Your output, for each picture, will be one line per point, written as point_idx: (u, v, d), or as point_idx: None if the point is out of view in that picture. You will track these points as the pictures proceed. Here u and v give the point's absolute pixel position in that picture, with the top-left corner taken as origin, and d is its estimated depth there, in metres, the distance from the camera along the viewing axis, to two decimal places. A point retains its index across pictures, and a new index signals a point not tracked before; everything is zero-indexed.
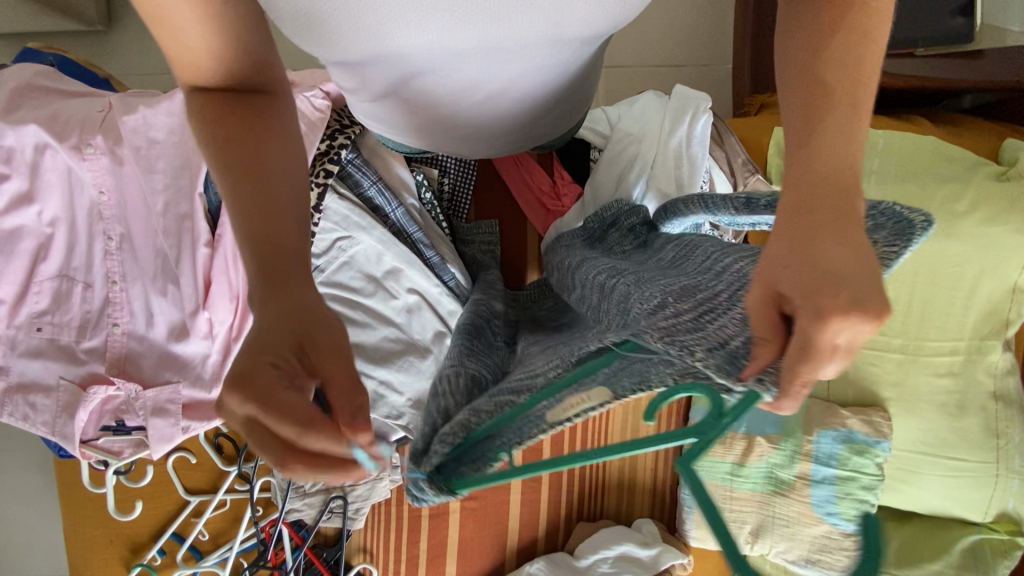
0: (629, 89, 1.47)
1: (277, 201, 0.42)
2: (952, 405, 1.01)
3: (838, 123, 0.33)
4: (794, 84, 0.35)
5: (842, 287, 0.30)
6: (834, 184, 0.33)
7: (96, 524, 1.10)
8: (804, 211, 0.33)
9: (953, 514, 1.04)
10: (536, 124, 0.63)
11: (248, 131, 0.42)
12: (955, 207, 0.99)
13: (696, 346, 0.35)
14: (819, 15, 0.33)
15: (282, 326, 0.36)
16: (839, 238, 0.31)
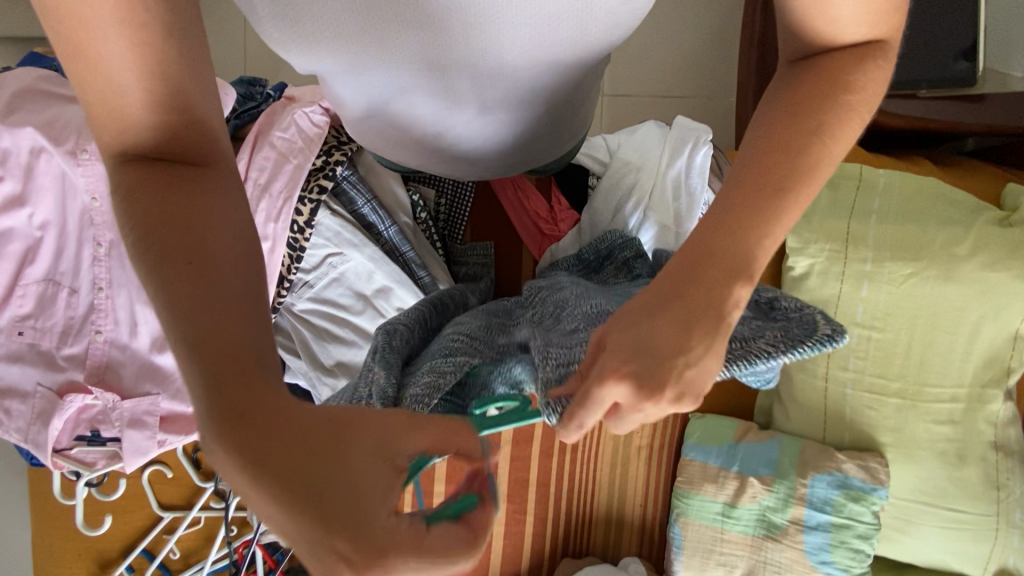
0: (631, 119, 1.47)
1: (214, 276, 0.33)
2: (952, 453, 0.98)
3: (757, 222, 0.37)
4: (748, 153, 0.38)
5: (638, 357, 0.34)
6: (723, 265, 0.36)
7: (65, 536, 1.06)
8: (677, 280, 0.36)
9: (950, 567, 1.01)
10: (518, 155, 0.63)
11: (172, 208, 0.34)
12: (955, 250, 0.97)
13: (548, 361, 0.40)
14: (790, 99, 0.39)
15: (301, 449, 0.29)
16: (672, 322, 0.34)
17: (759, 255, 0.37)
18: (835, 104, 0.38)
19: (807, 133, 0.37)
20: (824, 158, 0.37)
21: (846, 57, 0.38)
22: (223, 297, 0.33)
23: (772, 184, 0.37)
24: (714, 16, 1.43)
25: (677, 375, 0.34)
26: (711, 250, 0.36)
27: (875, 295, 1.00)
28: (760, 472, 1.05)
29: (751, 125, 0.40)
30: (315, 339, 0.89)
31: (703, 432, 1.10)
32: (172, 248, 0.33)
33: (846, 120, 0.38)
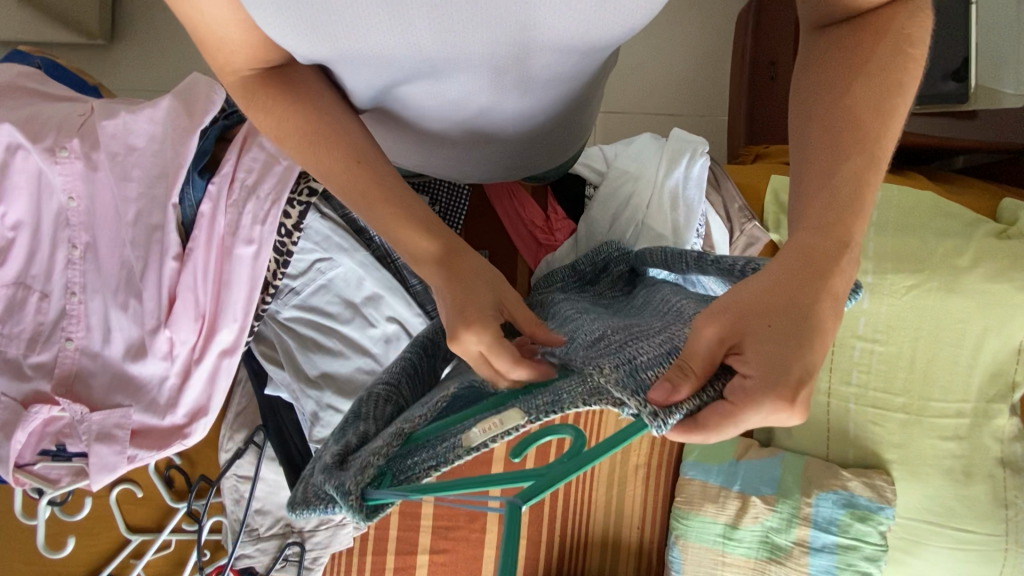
0: (624, 134, 1.47)
1: (387, 176, 0.46)
2: (959, 471, 0.96)
3: (864, 192, 0.41)
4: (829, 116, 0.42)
5: (792, 366, 0.38)
6: (834, 254, 0.40)
7: (25, 560, 0.99)
8: (799, 274, 0.40)
9: None
10: (532, 147, 0.61)
11: (323, 133, 0.46)
12: (956, 262, 0.97)
13: (605, 362, 0.37)
14: (846, 58, 0.42)
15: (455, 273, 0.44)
16: (811, 329, 0.39)
17: (857, 230, 0.41)
18: (899, 56, 0.42)
19: (888, 93, 0.41)
20: (897, 114, 0.42)
21: (898, 16, 0.42)
22: (375, 193, 0.45)
23: (857, 136, 0.41)
24: (705, 36, 1.46)
25: (809, 379, 0.38)
26: (821, 240, 0.41)
27: (877, 307, 0.99)
28: (762, 491, 1.01)
29: (817, 86, 0.44)
30: (300, 350, 0.86)
31: (702, 450, 1.07)
32: (321, 155, 0.46)
33: (909, 74, 0.42)
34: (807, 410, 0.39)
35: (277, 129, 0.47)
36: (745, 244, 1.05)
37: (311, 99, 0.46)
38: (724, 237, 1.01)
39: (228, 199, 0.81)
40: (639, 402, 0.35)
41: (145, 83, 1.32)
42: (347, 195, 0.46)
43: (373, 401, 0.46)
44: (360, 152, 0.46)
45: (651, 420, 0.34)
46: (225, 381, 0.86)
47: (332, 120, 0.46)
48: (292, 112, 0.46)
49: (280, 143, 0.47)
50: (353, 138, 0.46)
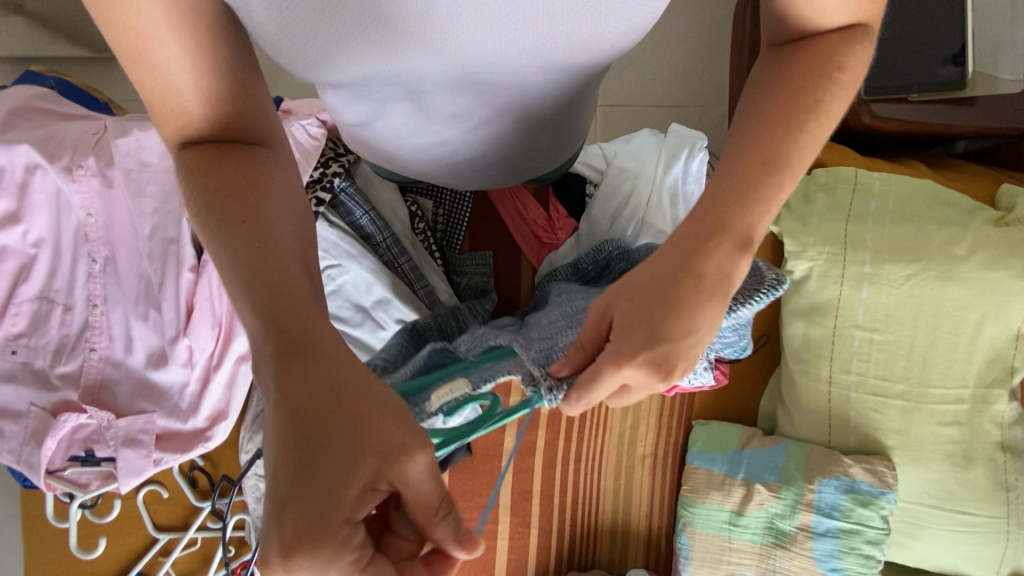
0: (623, 129, 1.48)
1: (275, 243, 0.39)
2: (959, 455, 0.97)
3: (761, 195, 0.41)
4: (755, 126, 0.42)
5: (649, 333, 0.40)
6: (717, 243, 0.40)
7: (60, 560, 1.04)
8: (682, 252, 0.41)
9: (962, 571, 1.00)
10: (509, 154, 0.62)
11: (259, 195, 0.39)
12: (954, 250, 0.98)
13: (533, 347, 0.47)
14: (782, 75, 0.42)
15: (312, 405, 0.34)
16: (680, 305, 0.40)
17: (761, 225, 0.42)
18: (825, 79, 0.41)
19: (805, 113, 0.41)
20: (811, 132, 0.41)
21: (839, 37, 0.41)
22: (283, 282, 0.38)
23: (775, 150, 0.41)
24: (703, 27, 1.45)
25: (685, 353, 0.41)
26: (702, 228, 0.41)
27: (876, 297, 1.00)
28: (767, 479, 1.03)
29: (752, 99, 0.43)
30: None
31: (708, 439, 1.09)
32: (228, 217, 0.38)
33: (835, 95, 0.42)
34: (665, 378, 0.41)
35: (206, 183, 0.39)
36: None
37: (256, 158, 0.41)
38: None
39: None
40: (541, 372, 0.44)
41: None
42: (242, 275, 0.37)
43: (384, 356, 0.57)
44: (287, 231, 0.40)
45: (546, 392, 0.43)
46: (242, 388, 0.89)
47: (261, 188, 0.40)
48: (228, 164, 0.40)
49: (215, 199, 0.39)
50: (281, 216, 0.40)
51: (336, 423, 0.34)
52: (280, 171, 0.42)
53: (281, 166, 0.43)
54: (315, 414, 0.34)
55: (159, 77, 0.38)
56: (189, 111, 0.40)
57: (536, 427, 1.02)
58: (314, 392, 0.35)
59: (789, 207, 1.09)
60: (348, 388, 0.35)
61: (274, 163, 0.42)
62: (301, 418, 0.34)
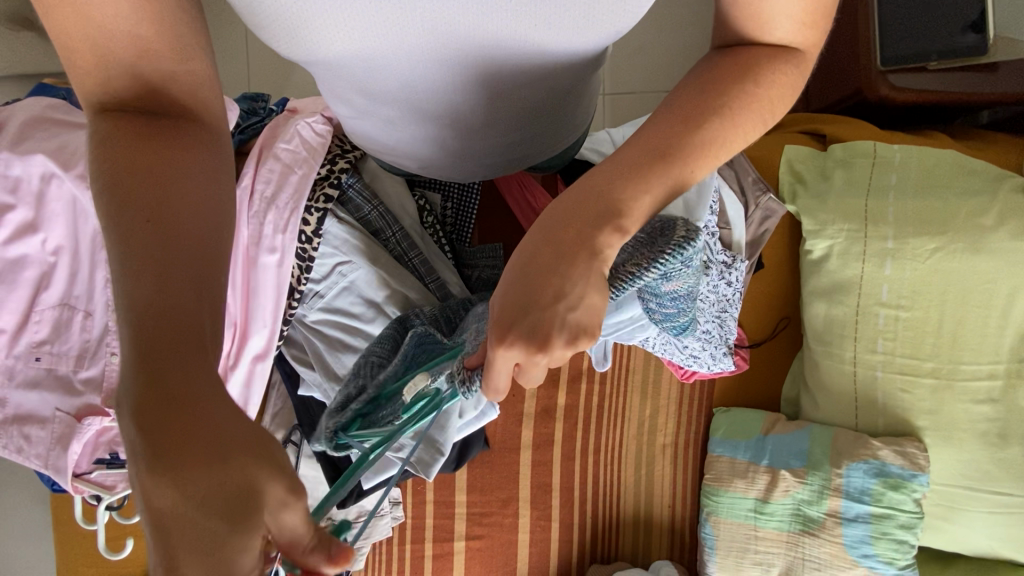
0: (633, 116, 1.46)
1: (174, 254, 0.37)
2: (994, 434, 0.93)
3: (644, 178, 0.39)
4: (664, 118, 0.41)
5: (526, 315, 0.36)
6: (601, 218, 0.38)
7: (91, 563, 1.06)
8: (560, 220, 0.39)
9: (1001, 554, 0.96)
10: (448, 153, 0.59)
11: (177, 200, 0.38)
12: (981, 221, 0.94)
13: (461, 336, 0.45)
14: (705, 75, 0.42)
15: (181, 445, 0.31)
16: (557, 278, 0.37)
17: (636, 205, 0.39)
18: (741, 87, 0.41)
19: (711, 114, 0.41)
20: (711, 132, 0.40)
21: (754, 51, 0.42)
22: (181, 305, 0.36)
23: (679, 139, 0.40)
24: (710, 8, 1.42)
25: (559, 321, 0.36)
26: (591, 199, 0.39)
27: (900, 273, 0.97)
28: (792, 465, 1.01)
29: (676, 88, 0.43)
30: (328, 351, 0.89)
31: (729, 427, 1.07)
32: (140, 207, 0.37)
33: (738, 104, 0.41)
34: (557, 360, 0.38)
35: (123, 163, 0.38)
36: (761, 218, 1.04)
37: (192, 159, 0.40)
38: (740, 211, 0.99)
39: (250, 210, 0.84)
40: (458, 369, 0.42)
41: None
42: (138, 273, 0.36)
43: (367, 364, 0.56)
44: (204, 248, 0.39)
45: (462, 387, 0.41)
46: (259, 387, 0.88)
47: (191, 191, 0.39)
48: (151, 153, 0.39)
49: (129, 177, 0.38)
50: (196, 227, 0.38)
51: (217, 461, 0.31)
52: (207, 172, 0.41)
53: (210, 167, 0.41)
54: (192, 446, 0.31)
55: (86, 15, 0.37)
56: (108, 54, 0.39)
57: (553, 419, 1.02)
58: (191, 423, 0.32)
59: (805, 184, 1.06)
60: (238, 429, 0.32)
61: (202, 163, 0.41)
62: (168, 446, 0.31)
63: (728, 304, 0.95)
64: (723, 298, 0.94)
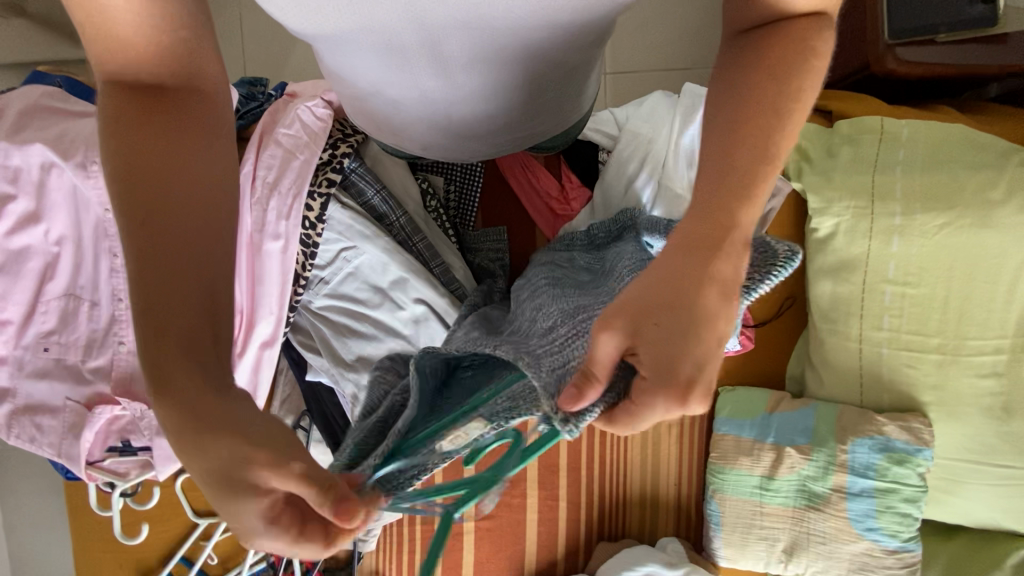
0: (635, 95, 1.44)
1: (175, 248, 0.37)
2: (999, 408, 0.94)
3: (737, 196, 0.36)
4: (724, 113, 0.37)
5: (685, 367, 0.35)
6: (712, 240, 0.36)
7: (106, 548, 1.08)
8: (684, 253, 0.37)
9: (1004, 525, 0.98)
10: (481, 124, 0.58)
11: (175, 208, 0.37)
12: (990, 195, 0.94)
13: (544, 364, 0.41)
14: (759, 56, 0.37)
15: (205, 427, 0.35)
16: (698, 325, 0.35)
17: (736, 221, 0.37)
18: (802, 63, 0.37)
19: (777, 101, 0.37)
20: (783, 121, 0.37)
21: (789, 29, 0.37)
22: (175, 296, 0.36)
23: (750, 135, 0.37)
24: None
25: (708, 372, 0.36)
26: (702, 235, 0.36)
27: (907, 249, 0.97)
28: (797, 442, 1.02)
29: (728, 80, 0.38)
30: (335, 337, 0.89)
31: (734, 406, 1.07)
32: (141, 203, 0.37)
33: (797, 93, 0.37)
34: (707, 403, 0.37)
35: (120, 163, 0.37)
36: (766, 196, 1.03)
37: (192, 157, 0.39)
38: None
39: (252, 197, 0.84)
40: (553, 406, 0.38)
41: None
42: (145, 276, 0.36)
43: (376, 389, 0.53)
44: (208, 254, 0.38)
45: (564, 425, 0.37)
46: (268, 372, 0.88)
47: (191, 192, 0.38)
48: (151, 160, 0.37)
49: (126, 183, 0.37)
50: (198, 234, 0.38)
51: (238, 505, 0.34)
52: (195, 128, 0.40)
53: (211, 161, 0.40)
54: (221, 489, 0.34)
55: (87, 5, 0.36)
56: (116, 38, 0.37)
57: None
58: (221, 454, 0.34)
59: (810, 162, 1.05)
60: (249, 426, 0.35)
61: (201, 147, 0.39)
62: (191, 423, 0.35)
63: None
64: None
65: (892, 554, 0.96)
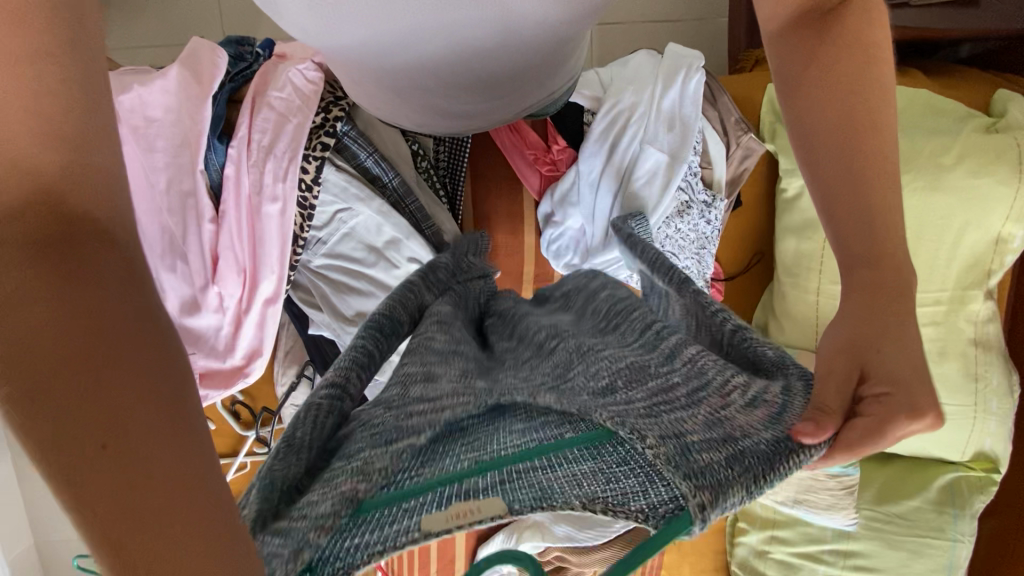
0: (622, 47, 1.43)
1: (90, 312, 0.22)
2: (935, 352, 1.05)
3: (869, 210, 0.41)
4: (830, 128, 0.41)
5: (907, 391, 0.36)
6: (881, 258, 0.40)
7: None
8: (872, 275, 0.40)
9: (932, 454, 1.12)
10: (467, 93, 0.56)
11: (57, 303, 0.22)
12: (942, 160, 1.00)
13: (648, 430, 0.32)
14: (821, 59, 0.41)
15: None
16: (897, 341, 0.37)
17: (887, 229, 0.40)
18: (864, 56, 0.40)
19: (858, 101, 0.40)
20: (871, 113, 0.41)
21: (844, 29, 0.40)
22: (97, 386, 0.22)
23: (849, 140, 0.41)
24: None
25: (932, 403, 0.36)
26: (874, 264, 0.40)
27: None
28: None
29: (797, 94, 0.42)
30: (335, 293, 0.95)
31: None
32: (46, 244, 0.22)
33: (874, 86, 0.41)
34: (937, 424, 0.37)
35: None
36: (741, 156, 1.08)
37: (76, 217, 0.23)
38: (722, 150, 1.04)
39: (249, 159, 0.86)
40: (692, 487, 0.30)
41: (139, 40, 1.32)
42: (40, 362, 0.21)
43: (311, 420, 0.38)
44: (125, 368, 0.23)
45: (696, 515, 0.29)
46: (273, 327, 0.93)
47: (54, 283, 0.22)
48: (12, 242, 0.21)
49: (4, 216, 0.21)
50: (52, 328, 0.21)
51: None
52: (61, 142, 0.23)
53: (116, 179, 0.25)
54: None
55: None
56: None
57: None
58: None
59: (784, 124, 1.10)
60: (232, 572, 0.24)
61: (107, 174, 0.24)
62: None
63: (706, 241, 1.07)
64: (701, 236, 1.06)
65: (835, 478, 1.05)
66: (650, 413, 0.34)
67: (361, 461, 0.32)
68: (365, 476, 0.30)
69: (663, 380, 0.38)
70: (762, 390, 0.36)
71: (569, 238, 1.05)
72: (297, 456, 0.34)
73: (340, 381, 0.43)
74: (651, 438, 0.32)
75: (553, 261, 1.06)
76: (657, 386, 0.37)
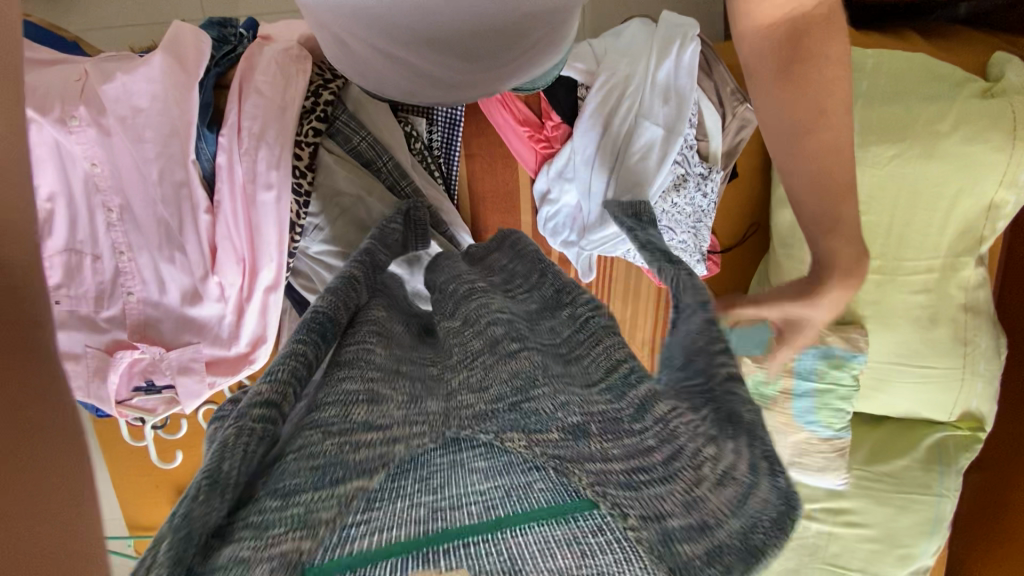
0: (617, 11, 1.38)
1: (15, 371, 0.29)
2: (925, 318, 1.07)
3: (800, 174, 0.63)
4: (788, 116, 0.61)
5: (842, 335, 0.51)
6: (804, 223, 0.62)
7: (143, 471, 1.21)
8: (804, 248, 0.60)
9: (921, 415, 1.16)
10: (468, 40, 0.48)
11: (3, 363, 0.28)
12: (938, 128, 1.00)
13: (629, 508, 0.29)
14: (789, 62, 0.59)
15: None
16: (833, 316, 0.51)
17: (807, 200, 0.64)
18: (816, 67, 0.59)
19: (815, 98, 0.60)
20: (818, 110, 0.60)
21: (808, 43, 0.58)
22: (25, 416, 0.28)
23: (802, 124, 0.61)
24: None
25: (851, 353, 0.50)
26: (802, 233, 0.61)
27: (861, 179, 1.04)
28: None
29: (768, 89, 0.61)
30: (334, 279, 0.95)
31: None
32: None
33: (823, 94, 0.60)
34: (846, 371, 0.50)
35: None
36: (737, 128, 1.07)
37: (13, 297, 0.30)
38: (717, 122, 1.03)
39: (241, 148, 0.84)
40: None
41: (118, 20, 1.28)
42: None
43: (237, 446, 0.30)
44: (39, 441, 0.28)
45: None
46: (275, 315, 0.93)
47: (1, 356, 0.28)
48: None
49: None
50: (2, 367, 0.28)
51: None
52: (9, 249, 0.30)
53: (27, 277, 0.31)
54: None
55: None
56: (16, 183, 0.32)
57: None
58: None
59: None
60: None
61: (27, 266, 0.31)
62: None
63: (702, 216, 1.08)
64: (697, 210, 1.06)
65: (826, 441, 1.13)
66: (630, 485, 0.30)
67: (302, 508, 0.27)
68: (309, 531, 0.27)
69: (639, 435, 0.33)
70: (731, 465, 0.32)
71: (565, 215, 1.06)
72: (206, 499, 0.28)
73: (275, 395, 0.34)
74: (632, 520, 0.29)
75: (550, 238, 1.08)
76: (635, 440, 0.33)
